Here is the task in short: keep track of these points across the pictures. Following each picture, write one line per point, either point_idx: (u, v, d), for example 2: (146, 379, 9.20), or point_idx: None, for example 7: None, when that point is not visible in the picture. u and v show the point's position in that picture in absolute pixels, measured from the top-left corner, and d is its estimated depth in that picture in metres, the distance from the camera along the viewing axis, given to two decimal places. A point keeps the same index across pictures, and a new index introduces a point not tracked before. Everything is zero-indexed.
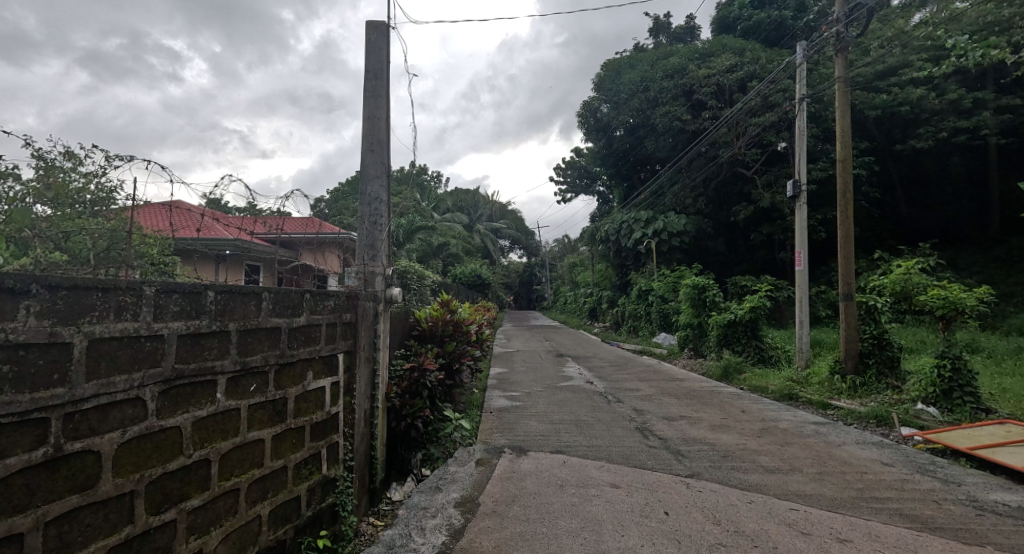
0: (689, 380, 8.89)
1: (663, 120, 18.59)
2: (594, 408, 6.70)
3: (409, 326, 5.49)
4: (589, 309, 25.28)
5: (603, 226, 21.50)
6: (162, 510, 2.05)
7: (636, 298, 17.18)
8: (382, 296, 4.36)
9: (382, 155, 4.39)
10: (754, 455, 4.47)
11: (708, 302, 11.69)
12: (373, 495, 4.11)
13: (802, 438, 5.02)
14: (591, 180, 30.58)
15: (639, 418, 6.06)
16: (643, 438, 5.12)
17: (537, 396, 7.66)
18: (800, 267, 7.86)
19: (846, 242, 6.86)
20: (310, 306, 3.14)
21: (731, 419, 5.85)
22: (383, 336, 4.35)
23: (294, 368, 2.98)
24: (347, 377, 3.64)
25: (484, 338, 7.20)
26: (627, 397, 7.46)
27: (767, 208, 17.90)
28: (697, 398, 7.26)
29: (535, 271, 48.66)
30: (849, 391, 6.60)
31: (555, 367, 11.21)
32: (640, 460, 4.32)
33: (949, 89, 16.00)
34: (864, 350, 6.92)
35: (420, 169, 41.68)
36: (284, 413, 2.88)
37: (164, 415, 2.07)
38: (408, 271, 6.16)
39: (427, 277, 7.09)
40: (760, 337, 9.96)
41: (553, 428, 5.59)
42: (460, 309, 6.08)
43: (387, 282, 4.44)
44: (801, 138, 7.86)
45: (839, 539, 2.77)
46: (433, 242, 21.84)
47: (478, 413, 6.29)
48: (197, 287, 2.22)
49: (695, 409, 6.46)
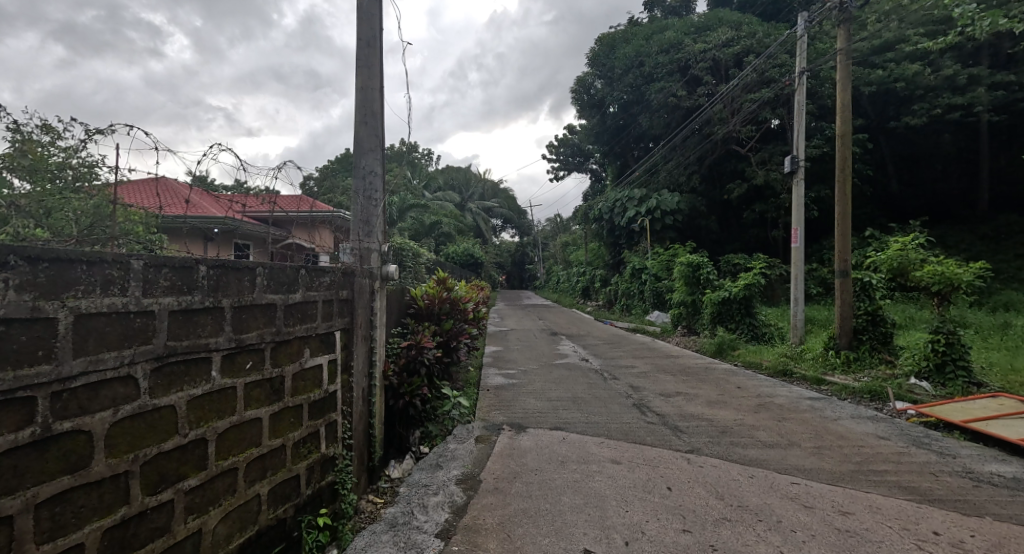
0: (684, 357, 8.92)
1: (657, 96, 18.39)
2: (590, 385, 6.71)
3: (405, 304, 5.42)
4: (582, 288, 25.34)
5: (597, 204, 21.41)
6: (159, 490, 1.99)
7: (628, 277, 17.23)
8: (378, 274, 4.28)
9: (377, 127, 4.26)
10: (751, 430, 4.48)
11: (702, 280, 11.70)
12: (372, 472, 4.09)
13: (798, 413, 5.03)
14: (583, 157, 30.39)
15: (636, 395, 6.07)
16: (641, 414, 5.12)
17: (533, 374, 7.68)
18: (796, 243, 7.84)
19: (844, 217, 6.84)
20: (306, 283, 3.05)
21: (727, 395, 5.88)
22: (380, 314, 4.28)
23: (290, 346, 2.90)
24: (345, 354, 3.58)
25: (480, 315, 7.12)
26: (622, 374, 7.48)
27: (761, 186, 17.86)
28: (693, 375, 7.29)
29: (528, 250, 48.75)
30: (843, 367, 6.62)
31: (549, 345, 11.24)
32: (639, 435, 4.33)
33: (945, 64, 15.89)
34: (858, 326, 6.92)
35: (411, 147, 41.21)
36: (281, 392, 2.80)
37: (158, 394, 1.99)
38: (403, 247, 6.03)
39: (422, 254, 7.00)
40: (754, 314, 10.00)
41: (551, 405, 5.58)
42: (456, 287, 5.96)
43: (383, 259, 4.36)
44: (800, 113, 7.77)
45: (841, 512, 2.75)
46: (425, 220, 21.66)
47: (476, 391, 6.26)
48: (188, 261, 2.12)
49: (691, 385, 6.49)
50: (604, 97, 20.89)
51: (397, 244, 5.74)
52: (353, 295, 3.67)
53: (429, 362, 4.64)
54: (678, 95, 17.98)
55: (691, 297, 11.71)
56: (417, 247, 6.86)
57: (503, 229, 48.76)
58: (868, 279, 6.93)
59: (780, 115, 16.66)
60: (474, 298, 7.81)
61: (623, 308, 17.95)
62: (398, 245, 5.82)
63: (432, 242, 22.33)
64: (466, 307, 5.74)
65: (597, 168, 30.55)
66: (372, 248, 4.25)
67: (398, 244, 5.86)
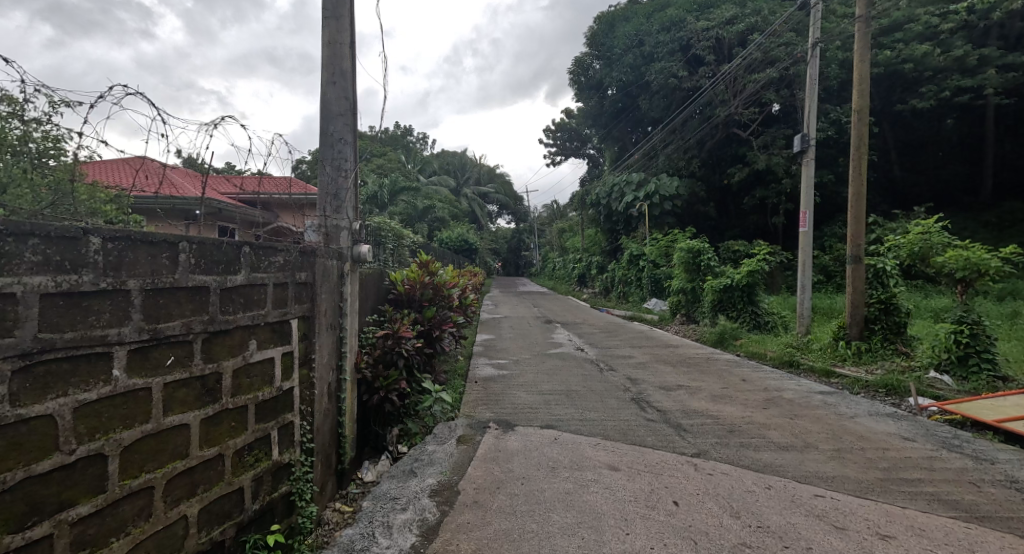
0: (684, 346, 8.51)
1: (658, 76, 17.83)
2: (585, 377, 6.29)
3: (384, 289, 4.98)
4: (578, 275, 24.90)
5: (594, 189, 20.87)
6: (26, 524, 1.59)
7: (625, 263, 16.81)
8: (348, 255, 3.83)
9: (346, 88, 3.78)
10: (761, 429, 4.07)
11: (703, 266, 11.28)
12: (341, 477, 3.67)
13: (811, 409, 4.61)
14: (580, 142, 29.80)
15: (634, 388, 5.65)
16: (640, 410, 4.70)
17: (525, 364, 7.25)
18: (804, 227, 7.39)
19: (858, 199, 6.39)
20: (253, 264, 2.60)
21: (733, 389, 5.46)
22: (351, 300, 3.84)
23: (231, 337, 2.46)
24: (305, 346, 3.12)
25: (469, 300, 6.68)
26: (619, 365, 7.08)
27: (762, 171, 17.37)
28: (694, 366, 6.87)
29: (523, 238, 48.24)
30: (854, 358, 6.22)
31: (543, 333, 10.81)
32: (639, 436, 3.90)
33: (955, 45, 15.37)
34: (870, 315, 6.48)
35: (405, 130, 40.43)
36: (217, 392, 2.36)
37: (24, 402, 1.59)
38: (383, 224, 5.57)
39: (405, 237, 6.55)
40: (756, 302, 9.60)
41: (543, 400, 5.15)
42: (441, 270, 5.51)
43: (355, 238, 3.91)
44: (812, 86, 7.29)
45: (881, 536, 2.34)
46: (417, 205, 21.10)
47: (463, 383, 5.86)
48: (71, 230, 1.71)
49: (693, 378, 6.08)
50: (603, 78, 20.32)
51: (376, 221, 5.30)
52: (315, 276, 3.22)
53: (408, 354, 4.24)
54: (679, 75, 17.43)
55: (691, 284, 11.29)
56: (400, 225, 6.41)
57: (499, 215, 48.11)
58: (882, 265, 6.49)
59: (784, 97, 16.16)
60: (462, 282, 7.39)
61: (620, 295, 17.54)
62: (376, 222, 5.37)
63: (425, 226, 21.76)
64: (452, 292, 5.31)
65: (595, 152, 29.95)
66: (342, 225, 3.81)
67: (377, 222, 5.41)
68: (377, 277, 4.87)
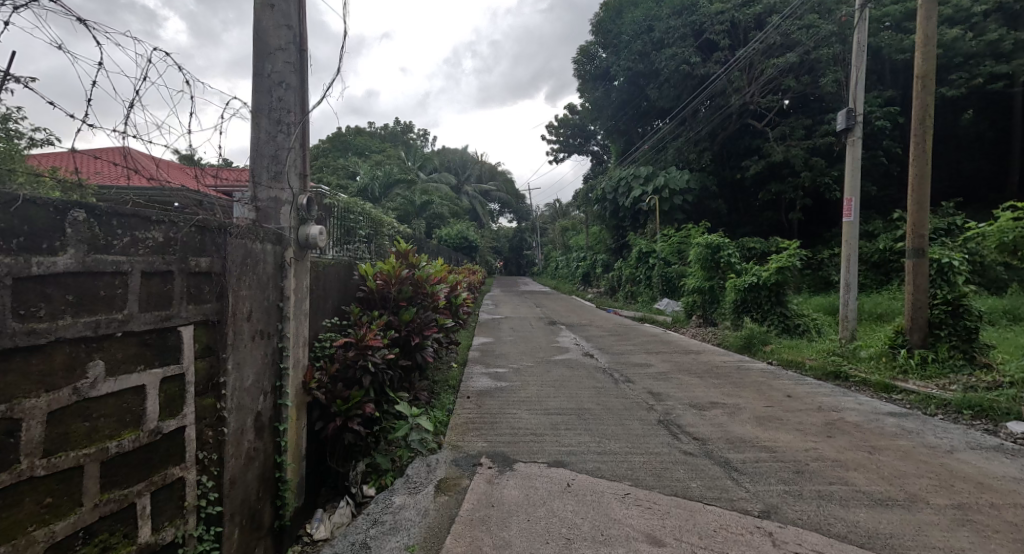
0: (706, 353, 7.56)
1: (669, 63, 16.89)
2: (599, 391, 5.36)
3: (352, 287, 4.06)
4: (582, 274, 23.94)
5: (599, 184, 19.95)
6: None
7: (633, 260, 15.88)
8: (291, 238, 2.88)
9: (288, 15, 2.83)
10: (836, 469, 3.10)
11: (722, 263, 10.32)
12: (279, 537, 2.76)
13: (890, 438, 3.65)
14: (584, 138, 28.94)
15: (660, 407, 4.68)
16: (672, 439, 3.75)
17: (527, 374, 6.33)
18: (849, 217, 6.42)
19: (922, 181, 5.41)
20: (93, 241, 1.64)
21: (779, 408, 4.51)
22: (294, 300, 2.91)
23: (46, 357, 1.52)
24: (208, 365, 2.15)
25: (461, 298, 5.75)
26: (636, 375, 6.11)
27: (779, 164, 16.34)
28: (724, 377, 5.94)
29: (525, 237, 47.34)
30: (917, 370, 5.25)
31: (547, 336, 9.88)
32: (680, 481, 2.96)
33: (988, 28, 14.38)
34: (934, 319, 5.50)
35: (407, 126, 39.68)
36: (7, 453, 1.42)
37: None
38: (354, 204, 4.64)
39: (387, 224, 5.61)
40: (785, 303, 8.63)
41: (552, 424, 4.20)
42: (423, 262, 4.57)
43: (301, 216, 2.95)
44: (861, 54, 6.29)
45: None
46: (415, 199, 20.24)
47: (454, 400, 4.90)
48: None
49: (727, 392, 5.15)
50: (610, 67, 19.44)
51: (343, 202, 4.39)
52: (230, 264, 2.26)
53: (375, 368, 3.30)
54: (691, 62, 16.49)
55: (709, 283, 10.33)
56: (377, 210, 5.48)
57: (501, 213, 47.20)
58: (948, 260, 5.53)
59: (804, 85, 15.15)
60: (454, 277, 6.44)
61: (626, 295, 16.61)
62: (342, 201, 4.44)
63: (422, 223, 20.85)
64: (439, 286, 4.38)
65: (600, 148, 28.97)
66: (284, 199, 2.86)
67: (346, 201, 4.49)
68: (342, 271, 3.96)
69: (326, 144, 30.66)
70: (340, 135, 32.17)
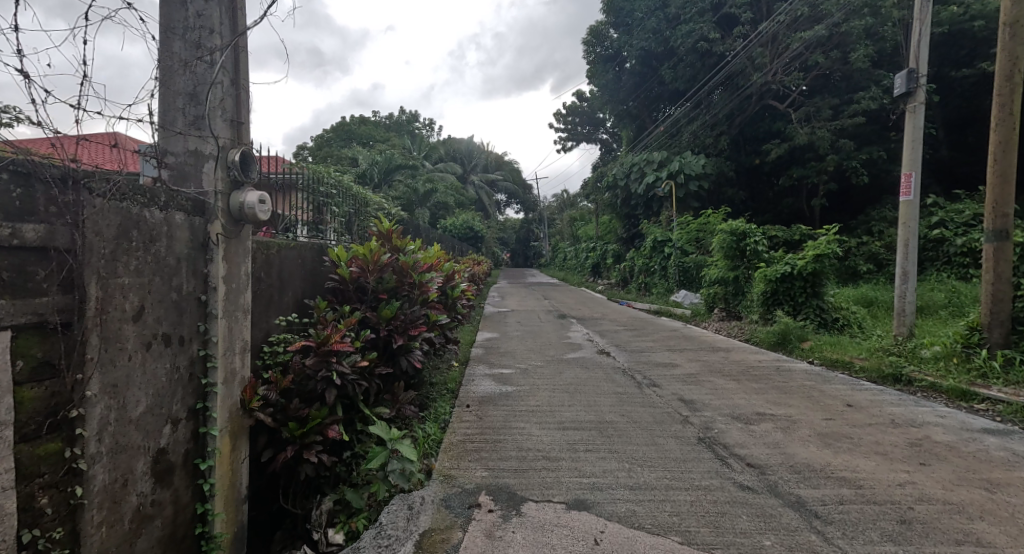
0: (736, 350, 6.79)
1: (685, 41, 16.00)
2: (622, 397, 4.62)
3: (322, 277, 3.33)
4: (591, 265, 23.08)
5: (609, 170, 19.08)
6: None
7: (647, 250, 15.04)
8: (217, 206, 2.38)
9: None
10: (953, 517, 2.31)
11: (747, 252, 9.43)
12: None
13: (1005, 468, 2.86)
14: (594, 125, 28.02)
15: (696, 420, 3.92)
16: (720, 467, 3.00)
17: (537, 375, 5.60)
18: (909, 196, 5.60)
19: (1005, 151, 4.59)
20: None
21: (845, 422, 3.73)
22: (233, 284, 2.45)
23: None
24: (41, 392, 1.76)
25: (460, 289, 5.03)
26: (660, 378, 5.34)
27: (801, 147, 15.41)
28: (764, 380, 5.17)
29: (532, 228, 46.35)
30: (999, 375, 4.46)
31: (557, 330, 9.10)
32: (750, 537, 2.20)
33: None
34: (1017, 314, 4.72)
35: (412, 115, 38.84)
36: None
37: None
38: (325, 178, 3.92)
39: (368, 205, 4.90)
40: (821, 295, 7.79)
41: (568, 441, 3.45)
42: (411, 246, 3.81)
43: (234, 176, 2.47)
44: (925, 6, 5.44)
45: None
46: (418, 187, 19.49)
47: (450, 412, 4.17)
48: None
49: (774, 400, 4.39)
50: (621, 47, 18.55)
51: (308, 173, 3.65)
52: (84, 237, 1.85)
53: (340, 380, 2.58)
54: (709, 39, 15.59)
55: (733, 273, 9.50)
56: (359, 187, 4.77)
57: (508, 204, 46.22)
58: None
59: (832, 61, 14.21)
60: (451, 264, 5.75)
61: (639, 287, 15.78)
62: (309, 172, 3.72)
63: (426, 212, 20.10)
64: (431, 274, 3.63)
65: (608, 136, 27.98)
66: (208, 153, 2.40)
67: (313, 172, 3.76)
68: (304, 256, 3.24)
69: (328, 132, 29.97)
70: (343, 123, 31.44)
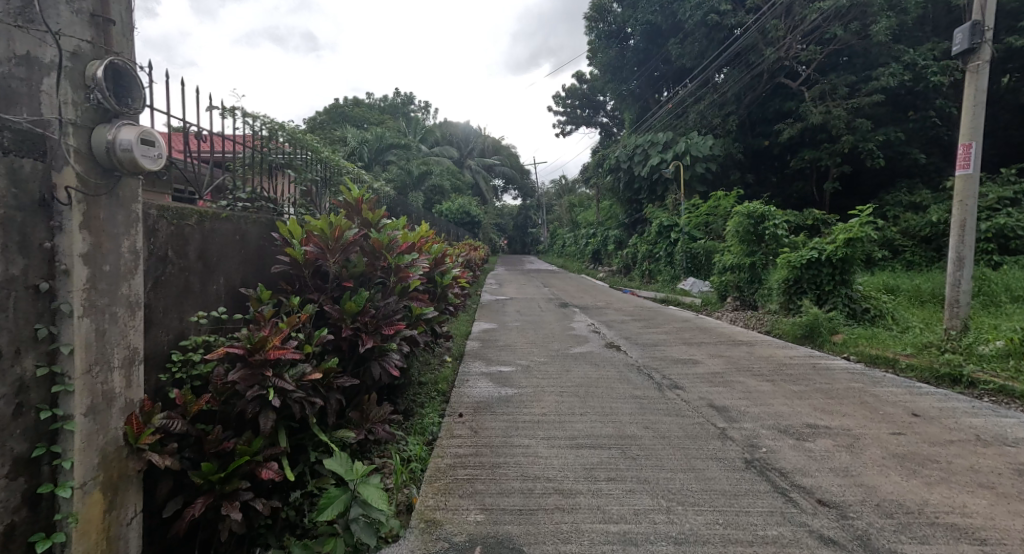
0: (760, 345, 6.14)
1: (694, 14, 15.23)
2: (643, 403, 3.94)
3: (255, 257, 2.83)
4: (591, 251, 22.32)
5: (611, 153, 18.31)
6: None
7: (652, 235, 14.34)
8: (64, 148, 1.86)
9: None
10: None
11: (765, 236, 8.78)
12: None
13: None
14: (594, 108, 27.18)
15: (737, 436, 3.25)
16: (786, 505, 2.33)
17: (540, 374, 4.94)
18: (969, 169, 4.90)
19: None
20: None
21: (924, 440, 3.05)
22: (105, 266, 1.95)
23: None
24: None
25: (451, 276, 4.33)
26: (682, 379, 4.68)
27: (814, 127, 14.68)
28: (804, 381, 4.49)
29: (529, 215, 45.52)
30: None
31: (560, 321, 8.44)
32: None
33: None
34: None
35: (407, 97, 37.87)
36: None
37: None
38: (278, 136, 3.35)
39: (335, 180, 4.25)
40: (851, 284, 7.12)
41: (584, 466, 2.78)
42: (387, 221, 3.11)
43: (101, 107, 1.99)
44: None
45: None
46: (412, 170, 18.65)
47: (438, 424, 3.52)
48: None
49: (826, 409, 3.72)
50: (626, 22, 17.77)
51: (252, 141, 3.07)
52: None
53: (289, 402, 1.93)
54: (720, 11, 14.81)
55: (750, 260, 8.83)
56: (324, 150, 4.16)
57: (505, 190, 45.39)
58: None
59: (852, 34, 13.52)
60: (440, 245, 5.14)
61: (643, 274, 15.11)
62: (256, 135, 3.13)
63: (421, 195, 19.28)
64: (415, 256, 2.93)
65: (609, 119, 27.17)
66: (48, 61, 1.86)
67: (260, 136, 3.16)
68: (243, 231, 2.73)
69: (321, 114, 28.89)
70: (337, 105, 30.58)
